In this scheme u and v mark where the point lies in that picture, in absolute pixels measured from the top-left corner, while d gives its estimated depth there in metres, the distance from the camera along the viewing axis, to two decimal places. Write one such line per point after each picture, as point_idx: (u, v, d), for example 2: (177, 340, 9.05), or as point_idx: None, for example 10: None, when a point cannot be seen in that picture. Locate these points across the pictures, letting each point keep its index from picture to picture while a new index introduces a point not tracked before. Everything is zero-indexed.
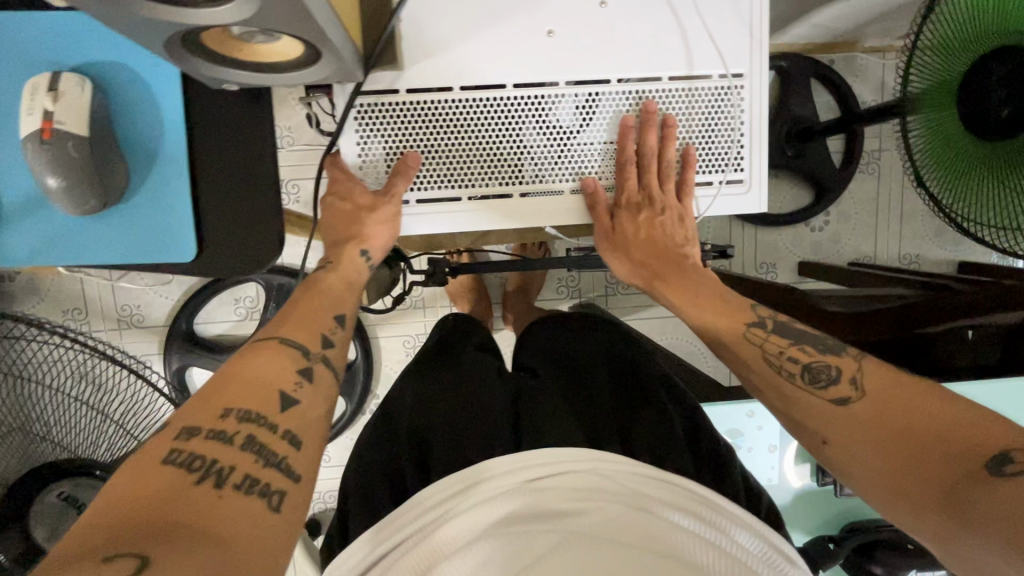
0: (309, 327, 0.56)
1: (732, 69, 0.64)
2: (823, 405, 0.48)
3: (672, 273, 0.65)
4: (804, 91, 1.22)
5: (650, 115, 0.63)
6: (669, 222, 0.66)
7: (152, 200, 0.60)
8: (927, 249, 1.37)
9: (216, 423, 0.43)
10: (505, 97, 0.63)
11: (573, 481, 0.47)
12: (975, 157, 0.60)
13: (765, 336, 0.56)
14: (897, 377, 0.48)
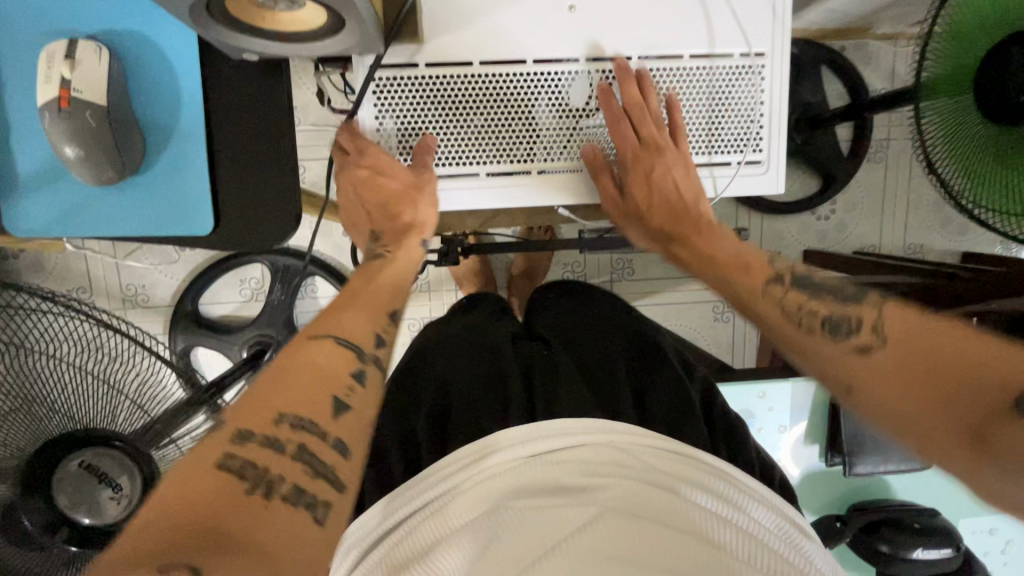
0: (366, 326, 0.54)
1: (754, 48, 0.64)
2: (846, 358, 0.47)
3: (689, 233, 0.65)
4: (816, 77, 1.21)
5: (623, 66, 0.62)
6: (676, 174, 0.64)
7: (169, 172, 0.60)
8: (932, 239, 1.38)
9: (269, 434, 0.43)
10: (525, 73, 0.63)
11: (586, 456, 0.47)
12: (984, 139, 0.64)
13: (783, 293, 0.55)
14: (922, 318, 0.46)
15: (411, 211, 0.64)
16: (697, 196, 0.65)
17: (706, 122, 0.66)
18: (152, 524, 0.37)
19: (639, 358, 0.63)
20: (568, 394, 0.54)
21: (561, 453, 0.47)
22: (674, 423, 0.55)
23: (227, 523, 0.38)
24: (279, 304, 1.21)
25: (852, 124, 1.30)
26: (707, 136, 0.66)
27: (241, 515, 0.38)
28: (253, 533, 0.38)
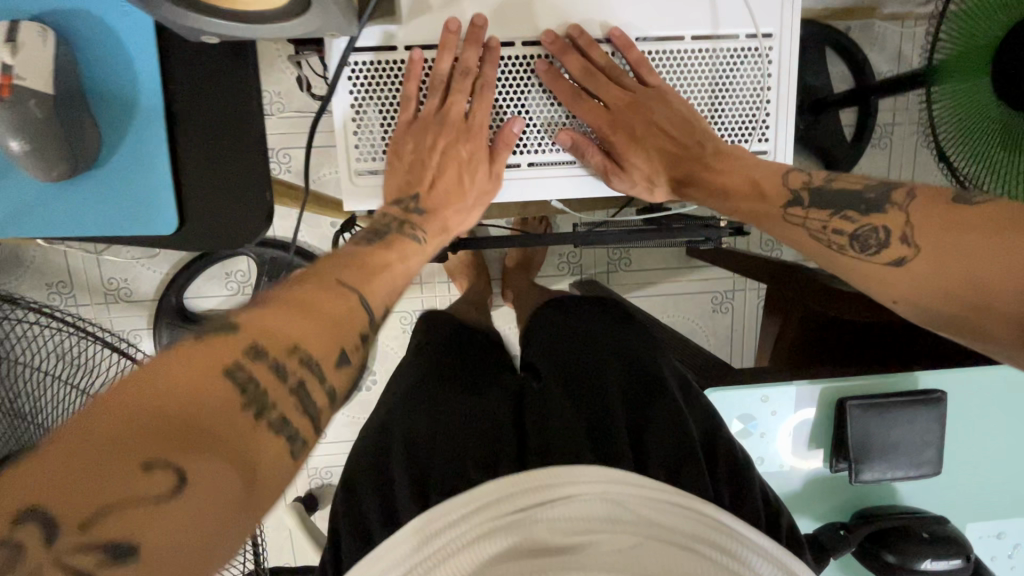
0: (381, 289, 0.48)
1: (762, 28, 0.59)
2: (882, 273, 0.45)
3: (702, 173, 0.57)
4: (820, 58, 1.16)
5: (551, 39, 0.57)
6: (659, 116, 0.58)
7: (128, 168, 0.55)
8: None
9: (281, 356, 0.37)
10: (513, 56, 0.58)
11: (581, 511, 0.42)
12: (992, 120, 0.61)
13: (804, 214, 0.51)
14: (952, 216, 0.43)
15: (449, 214, 0.60)
16: (693, 131, 0.57)
17: (709, 109, 0.61)
18: (120, 403, 0.31)
19: (638, 387, 0.58)
20: (560, 434, 0.50)
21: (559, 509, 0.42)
22: (675, 463, 0.50)
23: (204, 424, 0.32)
24: None
25: (856, 109, 1.25)
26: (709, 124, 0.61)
27: (225, 426, 0.33)
28: (236, 445, 0.33)
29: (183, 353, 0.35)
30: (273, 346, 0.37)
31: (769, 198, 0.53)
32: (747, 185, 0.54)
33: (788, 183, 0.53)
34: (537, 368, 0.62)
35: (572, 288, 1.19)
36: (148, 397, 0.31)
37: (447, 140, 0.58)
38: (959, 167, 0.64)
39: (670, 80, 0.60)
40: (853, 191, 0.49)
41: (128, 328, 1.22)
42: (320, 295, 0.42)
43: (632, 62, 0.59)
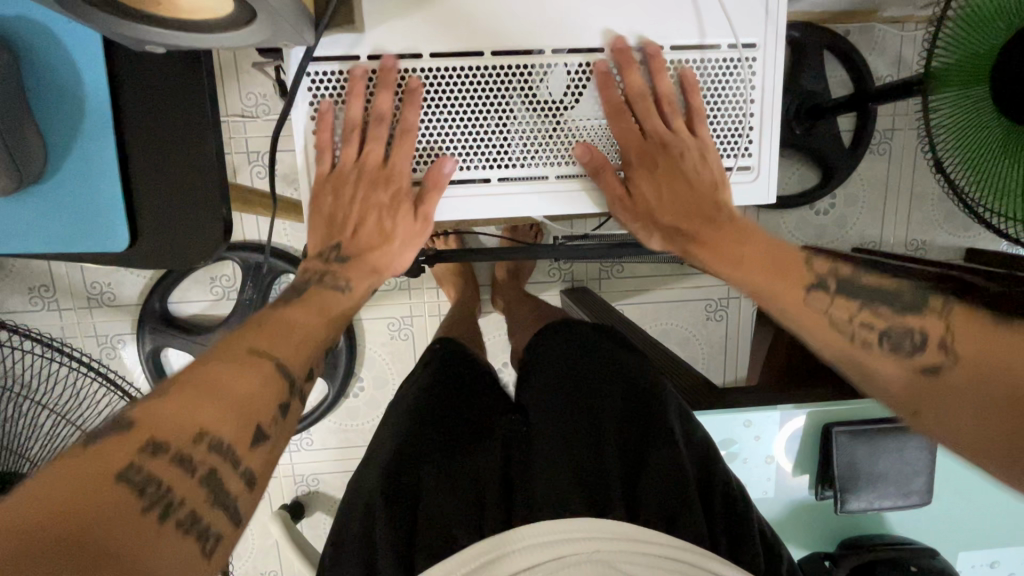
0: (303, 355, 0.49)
1: (743, 38, 0.56)
2: (908, 377, 0.45)
3: (710, 233, 0.55)
4: (818, 63, 1.13)
5: (625, 65, 0.55)
6: (690, 168, 0.56)
7: (75, 181, 0.53)
8: (936, 234, 1.31)
9: (188, 446, 0.37)
10: (481, 67, 0.55)
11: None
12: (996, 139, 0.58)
13: (829, 301, 0.49)
14: (994, 336, 0.43)
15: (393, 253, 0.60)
16: (718, 192, 0.57)
17: None
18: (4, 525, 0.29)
19: (632, 420, 0.55)
20: (546, 484, 0.48)
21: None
22: (668, 510, 0.48)
23: (101, 534, 0.31)
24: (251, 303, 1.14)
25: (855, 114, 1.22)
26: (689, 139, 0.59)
27: (129, 531, 0.32)
28: (140, 555, 0.32)
29: (77, 462, 0.34)
30: (177, 438, 0.37)
31: (790, 271, 0.51)
32: (766, 253, 0.53)
33: (812, 268, 0.51)
34: (525, 411, 0.58)
35: (561, 297, 1.16)
36: (48, 503, 0.31)
37: (376, 180, 0.57)
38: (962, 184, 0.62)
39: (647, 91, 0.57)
40: (882, 287, 0.49)
41: (111, 333, 1.19)
42: (230, 371, 0.43)
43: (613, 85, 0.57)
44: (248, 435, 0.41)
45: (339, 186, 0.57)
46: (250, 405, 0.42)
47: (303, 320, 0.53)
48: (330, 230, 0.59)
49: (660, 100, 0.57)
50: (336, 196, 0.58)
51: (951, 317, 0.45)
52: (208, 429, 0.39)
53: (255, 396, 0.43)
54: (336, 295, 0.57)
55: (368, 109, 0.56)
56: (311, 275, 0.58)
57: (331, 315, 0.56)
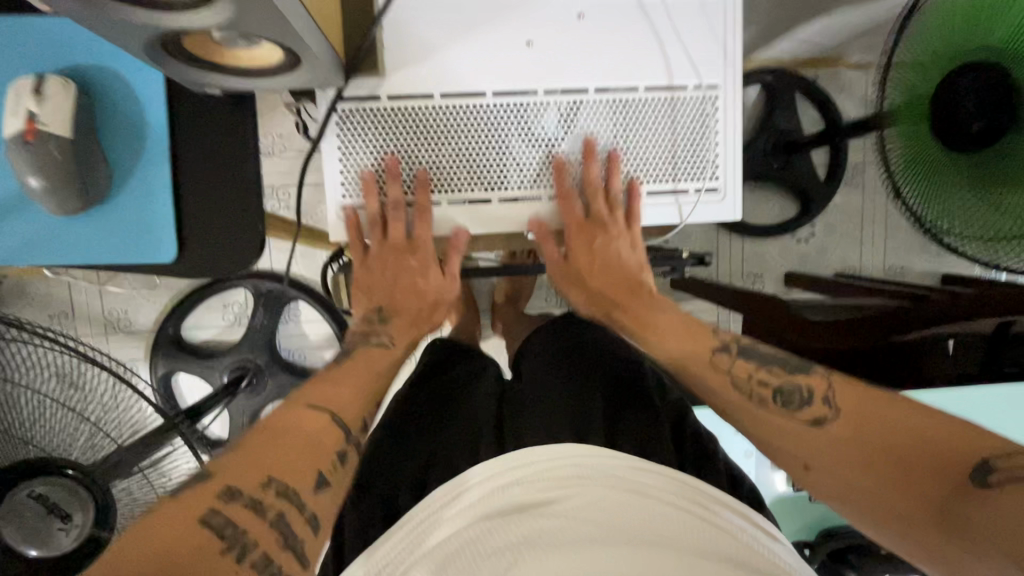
0: (351, 406, 0.58)
1: (707, 81, 0.66)
2: (804, 433, 0.53)
3: (636, 304, 0.71)
4: (789, 104, 1.25)
5: (559, 169, 0.66)
6: (619, 254, 0.71)
7: (134, 202, 0.62)
8: (912, 260, 1.40)
9: (258, 491, 0.46)
10: (485, 105, 0.65)
11: (551, 474, 0.49)
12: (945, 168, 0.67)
13: (730, 362, 0.62)
14: (865, 396, 0.53)
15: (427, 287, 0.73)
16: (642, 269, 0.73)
17: (674, 145, 0.67)
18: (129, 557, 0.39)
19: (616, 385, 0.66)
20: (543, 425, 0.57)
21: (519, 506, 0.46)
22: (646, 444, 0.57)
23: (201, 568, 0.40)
24: (262, 328, 1.24)
25: (828, 150, 1.33)
26: (664, 166, 0.68)
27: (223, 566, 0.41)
28: None
29: (174, 509, 0.43)
30: (248, 486, 0.45)
31: (697, 335, 0.66)
32: (682, 323, 0.68)
33: (718, 335, 0.66)
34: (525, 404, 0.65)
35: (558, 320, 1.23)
36: (154, 546, 0.40)
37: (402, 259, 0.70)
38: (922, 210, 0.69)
39: (626, 126, 0.67)
40: (775, 356, 0.62)
41: (125, 358, 1.25)
42: (287, 426, 0.52)
43: (596, 128, 0.67)
44: (312, 482, 0.49)
45: (371, 264, 0.71)
46: (312, 454, 0.50)
47: (349, 381, 0.61)
48: (370, 300, 0.72)
49: (607, 195, 0.69)
50: (376, 271, 0.72)
51: (832, 379, 0.56)
52: (276, 476, 0.47)
53: (301, 427, 0.52)
54: (382, 351, 0.68)
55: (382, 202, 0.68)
56: (361, 336, 0.69)
57: (376, 366, 0.65)
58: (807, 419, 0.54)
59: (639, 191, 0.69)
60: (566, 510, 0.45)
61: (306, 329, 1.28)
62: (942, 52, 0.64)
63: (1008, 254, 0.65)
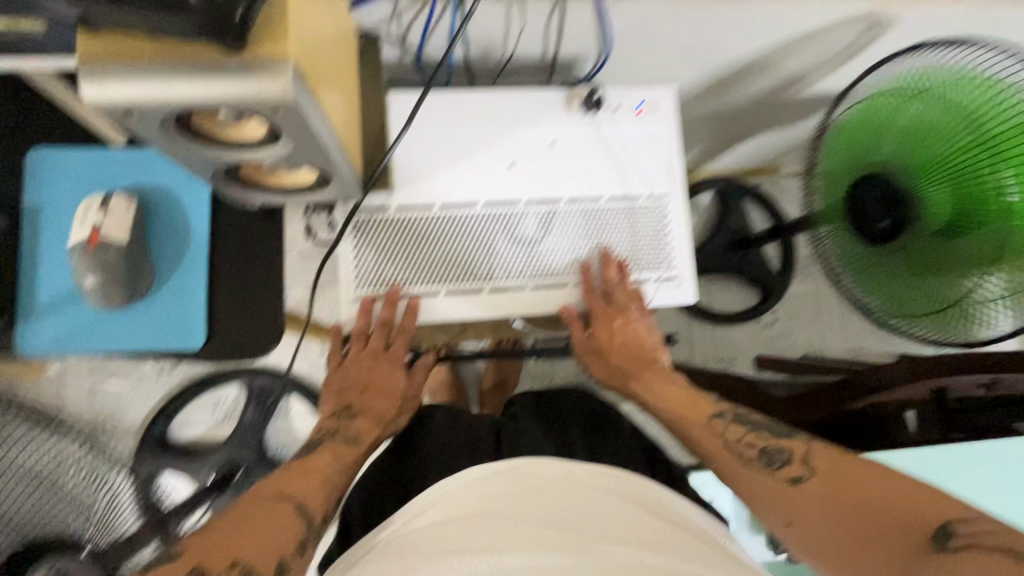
0: (322, 496, 0.63)
1: (658, 191, 0.81)
2: (784, 490, 0.59)
3: (644, 376, 0.80)
4: (739, 206, 1.44)
5: (587, 269, 0.79)
6: (636, 338, 0.81)
7: (174, 296, 0.73)
8: (870, 342, 1.52)
9: (224, 568, 0.50)
10: (477, 212, 0.78)
11: (532, 471, 0.56)
12: (880, 258, 0.82)
13: (727, 424, 0.69)
14: (843, 457, 0.59)
15: (388, 386, 0.80)
16: (652, 350, 0.82)
17: (635, 242, 0.81)
18: None
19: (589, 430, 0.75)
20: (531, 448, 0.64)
21: (501, 510, 0.51)
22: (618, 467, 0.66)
23: None
24: (252, 424, 1.26)
25: (778, 245, 1.50)
26: (629, 259, 0.81)
27: None
28: None
29: None
30: (215, 564, 0.50)
31: (694, 409, 0.73)
32: (682, 392, 0.76)
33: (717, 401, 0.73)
34: None
35: None
36: None
37: (384, 369, 0.80)
38: (872, 296, 0.83)
39: (595, 228, 0.80)
40: (764, 422, 0.68)
41: None
42: (258, 509, 0.57)
43: (568, 228, 0.80)
44: (273, 568, 0.52)
45: (354, 368, 0.80)
46: (276, 543, 0.54)
47: (319, 465, 0.67)
48: (341, 401, 0.78)
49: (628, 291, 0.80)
50: (352, 373, 0.81)
51: (814, 443, 0.62)
52: (241, 556, 0.51)
53: (273, 514, 0.57)
54: (348, 445, 0.72)
55: (374, 319, 0.78)
56: (328, 432, 0.73)
57: (340, 461, 0.69)
58: (787, 477, 0.60)
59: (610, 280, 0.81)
60: (537, 510, 0.51)
61: (295, 425, 1.28)
62: (852, 166, 0.83)
63: (943, 331, 0.78)
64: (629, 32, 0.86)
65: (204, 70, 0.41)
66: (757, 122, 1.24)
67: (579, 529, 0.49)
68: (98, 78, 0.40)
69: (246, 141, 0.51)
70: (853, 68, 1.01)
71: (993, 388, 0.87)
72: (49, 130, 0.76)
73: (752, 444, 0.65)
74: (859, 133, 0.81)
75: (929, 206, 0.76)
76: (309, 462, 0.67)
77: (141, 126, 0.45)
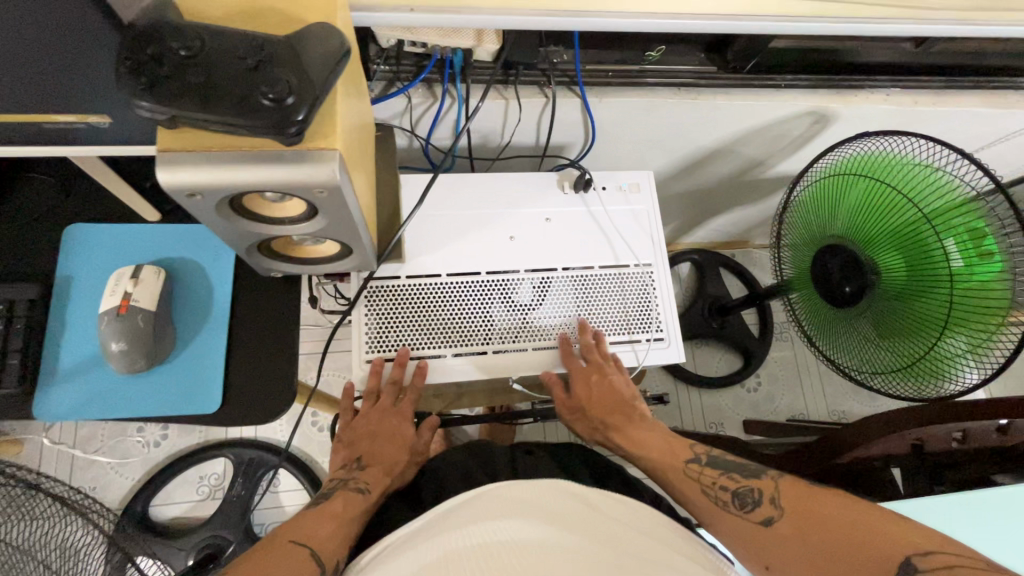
0: (332, 547, 0.63)
1: (644, 259, 0.89)
2: (757, 530, 0.62)
3: (626, 428, 0.82)
4: (715, 275, 1.55)
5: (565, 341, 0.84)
6: (614, 395, 0.83)
7: (190, 361, 0.77)
8: (850, 403, 1.58)
9: None
10: (481, 279, 0.85)
11: (537, 494, 0.62)
12: (840, 320, 0.91)
13: (709, 468, 0.73)
14: (807, 492, 0.62)
15: (395, 439, 0.82)
16: (634, 402, 0.84)
17: (626, 305, 0.88)
18: None
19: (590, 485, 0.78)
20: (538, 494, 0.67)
21: (515, 504, 0.59)
22: None
23: None
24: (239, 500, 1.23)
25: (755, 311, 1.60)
26: (621, 322, 0.87)
27: None
28: None
29: None
30: None
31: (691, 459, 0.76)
32: (664, 439, 0.79)
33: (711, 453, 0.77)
34: None
35: None
36: None
37: (391, 425, 0.82)
38: (835, 353, 0.92)
39: (589, 293, 0.87)
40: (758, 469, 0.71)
41: None
42: (272, 558, 0.58)
43: (564, 293, 0.87)
44: None
45: (365, 423, 0.83)
46: None
47: (327, 520, 0.68)
48: (350, 453, 0.82)
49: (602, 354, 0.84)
50: (361, 428, 0.84)
51: (780, 481, 0.65)
52: None
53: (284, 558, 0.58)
54: (356, 497, 0.74)
55: (384, 379, 0.82)
56: (337, 484, 0.77)
57: (349, 513, 0.71)
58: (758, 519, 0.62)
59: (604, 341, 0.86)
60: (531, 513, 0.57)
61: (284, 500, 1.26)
62: (812, 238, 0.96)
63: (902, 385, 0.86)
64: (611, 125, 0.99)
65: (264, 159, 0.48)
66: (726, 200, 1.37)
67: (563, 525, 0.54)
68: (174, 167, 0.47)
69: (286, 218, 0.57)
70: (805, 154, 1.16)
71: (965, 441, 0.91)
72: (81, 208, 0.82)
73: (726, 486, 0.68)
74: (816, 209, 0.95)
75: (881, 273, 0.85)
76: (314, 517, 0.68)
77: (200, 206, 0.51)
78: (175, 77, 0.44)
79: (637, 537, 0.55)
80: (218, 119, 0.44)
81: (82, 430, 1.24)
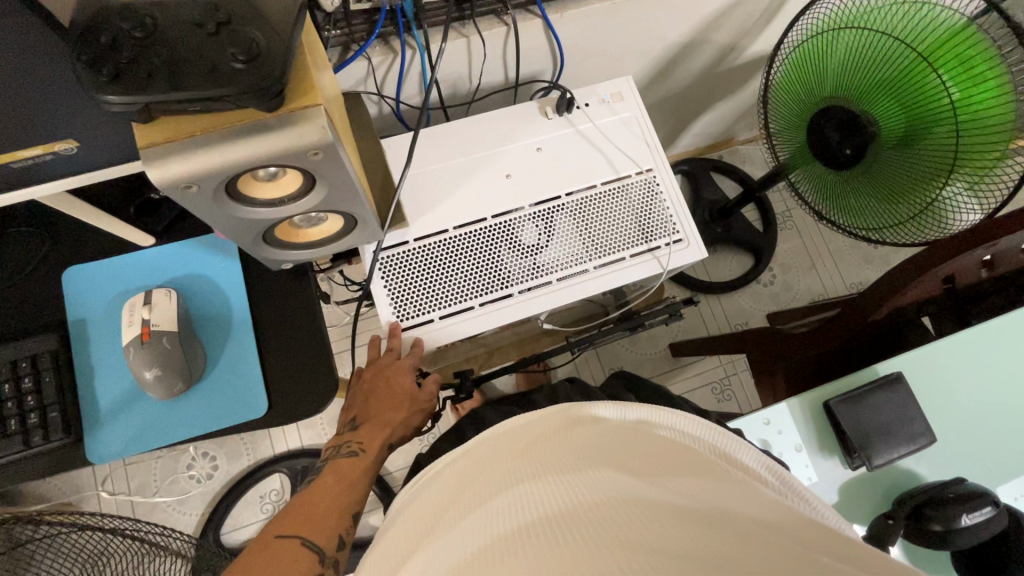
0: (329, 529, 0.62)
1: (644, 166, 0.88)
2: None
3: None
4: (709, 180, 1.54)
5: None
6: None
7: (225, 374, 0.77)
8: (866, 273, 1.59)
9: None
10: (487, 226, 0.83)
11: (581, 416, 0.54)
12: (848, 187, 0.88)
13: None
14: None
15: (390, 400, 0.79)
16: None
17: (637, 215, 0.86)
18: None
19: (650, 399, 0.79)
20: None
21: (559, 426, 0.52)
22: None
23: None
24: None
25: (755, 207, 1.58)
26: (637, 232, 0.86)
27: None
28: None
29: None
30: None
31: None
32: None
33: None
34: None
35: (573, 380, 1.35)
36: None
37: (390, 382, 0.80)
38: (847, 223, 0.89)
39: (598, 212, 0.86)
40: None
41: None
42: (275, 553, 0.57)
43: (573, 219, 0.85)
44: None
45: (366, 385, 0.81)
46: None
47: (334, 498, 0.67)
48: (348, 414, 0.80)
49: None
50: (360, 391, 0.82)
51: None
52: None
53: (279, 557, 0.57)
54: (353, 460, 0.72)
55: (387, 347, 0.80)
56: (333, 448, 0.74)
57: (348, 479, 0.70)
58: None
59: (625, 256, 0.85)
60: (575, 439, 0.49)
61: None
62: (799, 112, 0.92)
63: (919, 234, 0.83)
64: (578, 41, 0.95)
65: (247, 133, 0.45)
66: (705, 98, 1.34)
67: (609, 450, 0.45)
68: (161, 160, 0.44)
69: (287, 195, 0.55)
70: (775, 28, 1.12)
71: (993, 267, 0.91)
72: (73, 252, 0.80)
73: None
74: (796, 79, 0.90)
75: (880, 125, 0.79)
76: (321, 491, 0.67)
77: (194, 198, 0.49)
78: (139, 60, 0.43)
79: (672, 441, 0.48)
80: (193, 93, 0.43)
81: (135, 477, 1.24)
